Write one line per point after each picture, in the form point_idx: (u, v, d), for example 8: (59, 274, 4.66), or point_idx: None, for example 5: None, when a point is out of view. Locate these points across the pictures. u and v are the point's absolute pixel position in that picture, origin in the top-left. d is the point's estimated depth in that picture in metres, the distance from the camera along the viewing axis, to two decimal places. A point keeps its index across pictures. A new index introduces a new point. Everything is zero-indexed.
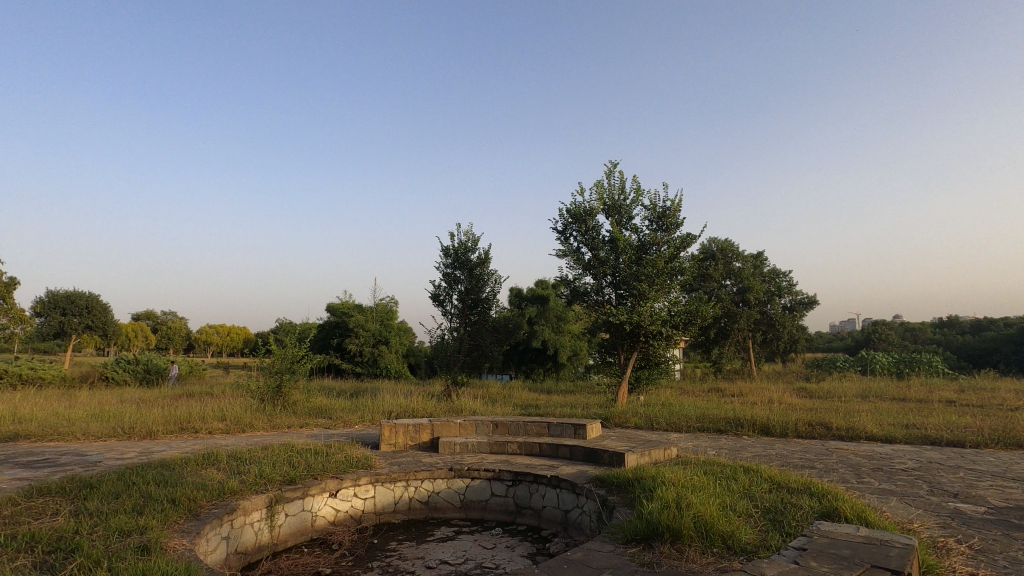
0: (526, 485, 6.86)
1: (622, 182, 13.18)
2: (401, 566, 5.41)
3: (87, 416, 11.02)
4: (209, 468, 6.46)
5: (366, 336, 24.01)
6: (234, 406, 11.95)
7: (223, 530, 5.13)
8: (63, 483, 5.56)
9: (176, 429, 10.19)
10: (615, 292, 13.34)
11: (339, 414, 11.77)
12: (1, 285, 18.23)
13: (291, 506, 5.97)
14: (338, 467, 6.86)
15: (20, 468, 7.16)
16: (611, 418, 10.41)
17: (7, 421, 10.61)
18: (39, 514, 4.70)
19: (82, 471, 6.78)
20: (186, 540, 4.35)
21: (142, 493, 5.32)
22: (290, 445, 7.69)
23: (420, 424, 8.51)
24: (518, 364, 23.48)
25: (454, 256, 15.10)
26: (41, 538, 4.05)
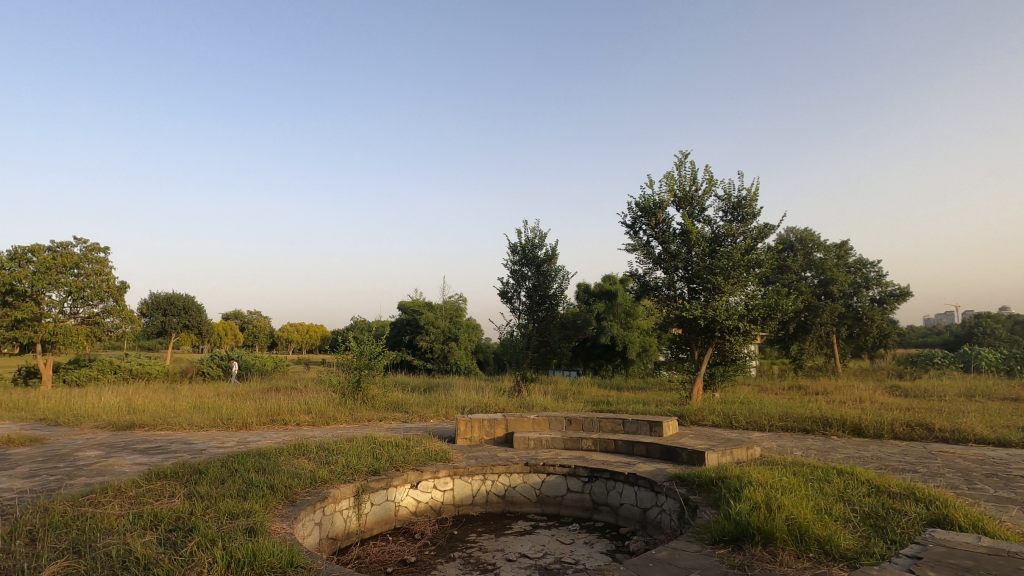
0: (602, 482, 6.82)
1: (694, 173, 12.74)
2: (482, 558, 5.53)
3: (189, 407, 12.00)
4: (300, 457, 6.87)
5: (436, 333, 24.64)
6: (318, 400, 12.61)
7: (317, 516, 5.44)
8: (177, 468, 6.10)
9: (268, 421, 10.91)
10: (687, 286, 12.93)
11: (415, 409, 12.17)
12: (114, 288, 20.18)
13: (375, 495, 6.23)
14: (418, 459, 7.09)
15: (138, 453, 7.92)
16: (687, 416, 10.12)
17: (124, 411, 11.76)
18: (159, 495, 5.18)
19: (191, 458, 7.40)
20: (286, 524, 4.66)
21: (244, 479, 5.73)
22: (372, 438, 8.03)
23: (495, 419, 8.65)
24: (587, 360, 23.32)
25: (522, 253, 15.19)
26: (163, 518, 4.45)
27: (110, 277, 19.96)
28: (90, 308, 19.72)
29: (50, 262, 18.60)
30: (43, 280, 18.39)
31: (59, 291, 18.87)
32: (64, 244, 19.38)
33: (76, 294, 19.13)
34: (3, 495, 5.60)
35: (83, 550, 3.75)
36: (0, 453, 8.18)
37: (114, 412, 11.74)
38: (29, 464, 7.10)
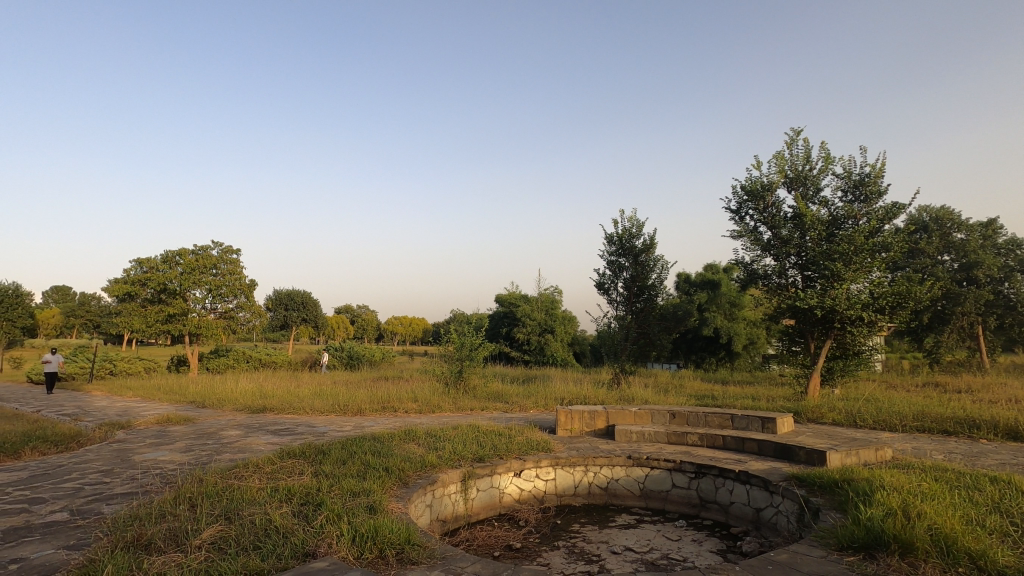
0: (710, 479, 6.56)
1: (808, 150, 11.77)
2: (586, 549, 5.53)
3: (311, 394, 13.09)
4: (410, 442, 7.27)
5: (533, 325, 24.92)
6: (424, 389, 13.24)
7: (428, 498, 5.72)
8: (306, 449, 6.69)
9: (380, 408, 11.64)
10: (802, 274, 11.99)
11: (515, 399, 12.42)
12: (245, 285, 22.43)
13: (481, 481, 6.43)
14: (521, 448, 7.23)
15: (271, 434, 8.80)
16: (804, 413, 9.42)
17: (257, 397, 13.08)
18: (291, 472, 5.72)
19: (315, 440, 8.10)
20: (402, 504, 4.96)
21: (362, 461, 6.18)
22: (475, 426, 8.31)
23: (596, 410, 8.60)
24: (688, 353, 22.49)
25: (618, 243, 14.90)
26: (296, 492, 4.92)
27: (242, 275, 22.22)
28: (226, 304, 22.09)
29: (195, 264, 21.06)
30: (189, 280, 20.90)
31: (201, 289, 21.35)
32: (205, 247, 21.83)
33: (215, 292, 21.55)
34: (167, 466, 6.47)
35: (233, 517, 4.23)
36: (163, 430, 9.45)
37: (249, 396, 13.12)
38: (185, 440, 8.14)
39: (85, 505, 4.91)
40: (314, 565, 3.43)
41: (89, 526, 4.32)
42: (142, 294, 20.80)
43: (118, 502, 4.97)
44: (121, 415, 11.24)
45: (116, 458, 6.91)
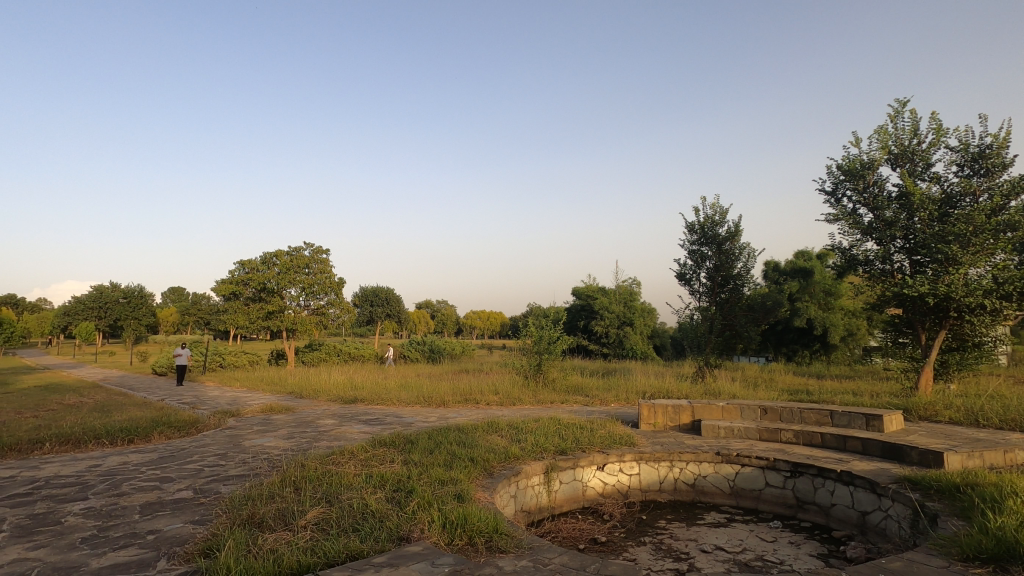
0: (809, 479, 6.19)
1: (916, 123, 10.72)
2: (674, 546, 5.39)
3: (397, 386, 13.67)
4: (493, 434, 7.41)
5: (611, 318, 24.57)
6: (504, 382, 13.43)
7: (512, 489, 5.80)
8: (395, 438, 6.99)
9: (463, 400, 11.93)
10: (910, 259, 10.96)
11: (596, 393, 12.31)
12: (334, 282, 23.73)
13: (564, 474, 6.44)
14: (603, 441, 7.15)
15: (363, 423, 9.29)
16: (915, 410, 8.65)
17: (349, 388, 13.83)
18: (382, 460, 6.01)
19: (403, 430, 8.45)
20: (488, 494, 5.08)
21: (448, 451, 6.37)
22: (557, 419, 8.32)
23: (680, 405, 8.35)
24: (779, 346, 21.25)
25: (700, 231, 14.35)
26: (388, 479, 5.16)
27: (332, 274, 23.55)
28: (318, 301, 23.48)
29: (290, 264, 22.57)
30: (285, 279, 22.44)
31: (296, 287, 22.86)
32: (298, 248, 23.33)
33: (308, 289, 23.00)
34: (273, 451, 7.00)
35: (333, 500, 4.51)
36: (267, 418, 10.23)
37: (341, 388, 13.89)
38: (287, 428, 8.78)
39: (206, 485, 5.42)
40: (409, 549, 3.58)
41: (210, 504, 4.76)
42: (244, 293, 22.57)
43: (233, 483, 5.45)
44: (231, 404, 12.31)
45: (229, 443, 7.58)
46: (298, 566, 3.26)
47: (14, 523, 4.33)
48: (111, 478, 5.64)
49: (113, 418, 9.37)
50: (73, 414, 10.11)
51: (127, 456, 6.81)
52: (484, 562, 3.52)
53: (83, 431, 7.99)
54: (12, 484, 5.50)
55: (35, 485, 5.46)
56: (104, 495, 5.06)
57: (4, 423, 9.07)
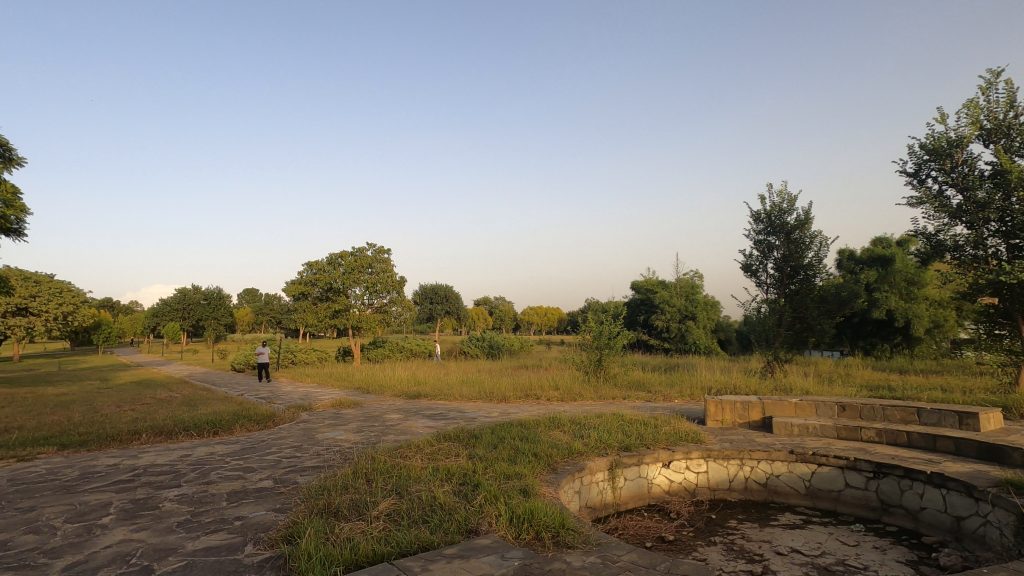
0: (893, 480, 5.81)
1: (1011, 94, 9.79)
2: (747, 547, 5.21)
3: (458, 382, 13.92)
4: (556, 429, 7.41)
5: (672, 312, 23.99)
6: (564, 377, 13.40)
7: (576, 485, 5.77)
8: (460, 433, 7.12)
9: (523, 395, 12.00)
10: (1006, 242, 10.05)
11: (658, 388, 12.07)
12: (395, 281, 24.41)
13: (629, 471, 6.35)
14: (669, 438, 7.00)
15: (427, 418, 9.52)
16: (1015, 408, 7.95)
17: (413, 384, 14.22)
18: (448, 454, 6.14)
19: (467, 425, 8.60)
20: (552, 489, 5.08)
21: (512, 446, 6.43)
22: (620, 415, 8.21)
23: (749, 401, 8.05)
24: (855, 339, 20.02)
25: (767, 221, 13.75)
26: (454, 473, 5.26)
27: (394, 273, 24.23)
28: (381, 299, 24.23)
29: (354, 264, 23.42)
30: (350, 279, 23.31)
31: (360, 287, 23.70)
32: (361, 249, 24.15)
33: (371, 288, 23.78)
34: (344, 444, 7.31)
35: (403, 492, 4.66)
36: (338, 412, 10.68)
37: (406, 383, 14.30)
38: (356, 422, 9.14)
39: (284, 475, 5.73)
40: (478, 541, 3.64)
41: (290, 493, 5.03)
42: (313, 293, 23.62)
43: (309, 474, 5.73)
44: (303, 399, 12.94)
45: (304, 436, 7.97)
46: (373, 554, 3.39)
47: (120, 507, 4.74)
48: (200, 468, 6.06)
49: (200, 411, 10.08)
50: (164, 408, 10.95)
51: (213, 446, 7.30)
52: (552, 556, 3.53)
53: (174, 423, 8.64)
54: (116, 471, 6.02)
55: (135, 471, 5.97)
56: (195, 483, 5.45)
57: (107, 415, 9.95)
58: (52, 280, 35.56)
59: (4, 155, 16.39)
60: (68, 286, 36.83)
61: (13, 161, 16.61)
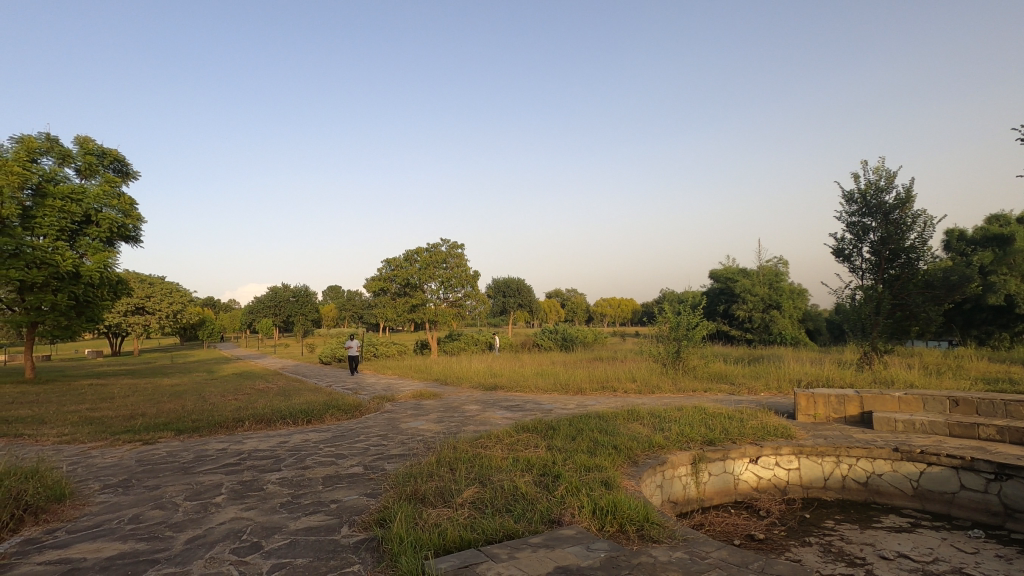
0: (1019, 483, 5.26)
1: None
2: (846, 549, 4.89)
3: (534, 374, 14.01)
4: (635, 422, 7.29)
5: (755, 302, 22.81)
6: (641, 369, 13.13)
7: (658, 478, 5.63)
8: (538, 424, 7.16)
9: (600, 387, 11.89)
10: None
11: (742, 381, 11.57)
12: (469, 275, 24.87)
13: (713, 466, 6.13)
14: (756, 433, 6.69)
15: (505, 409, 9.67)
16: None
17: (490, 376, 14.47)
18: (528, 445, 6.20)
19: (544, 416, 8.64)
20: (634, 482, 5.00)
21: (591, 437, 6.39)
22: (702, 408, 7.92)
23: (846, 395, 7.52)
24: (967, 328, 18.21)
25: (861, 201, 12.77)
26: (534, 463, 5.30)
27: (468, 268, 24.71)
28: (455, 293, 24.80)
29: (429, 260, 24.09)
30: (426, 274, 24.03)
31: (435, 281, 24.36)
32: (436, 245, 24.78)
33: (446, 283, 24.39)
34: (426, 434, 7.57)
35: (486, 481, 4.76)
36: (419, 403, 11.08)
37: (482, 375, 14.58)
38: (437, 413, 9.43)
39: (373, 462, 6.03)
40: (563, 532, 3.66)
41: (379, 479, 5.29)
42: (391, 289, 24.56)
43: (395, 462, 5.99)
44: (386, 390, 13.53)
45: (388, 425, 8.33)
46: (461, 540, 3.49)
47: (230, 487, 5.17)
48: (297, 453, 6.50)
49: (294, 402, 10.77)
50: (263, 397, 11.81)
51: (308, 434, 7.80)
52: (638, 550, 3.48)
53: (272, 412, 9.30)
54: (225, 455, 6.57)
55: (241, 456, 6.49)
56: (294, 467, 5.85)
57: (214, 404, 10.86)
58: (163, 282, 39.28)
59: (122, 170, 18.20)
60: (177, 287, 40.48)
61: (129, 175, 18.40)
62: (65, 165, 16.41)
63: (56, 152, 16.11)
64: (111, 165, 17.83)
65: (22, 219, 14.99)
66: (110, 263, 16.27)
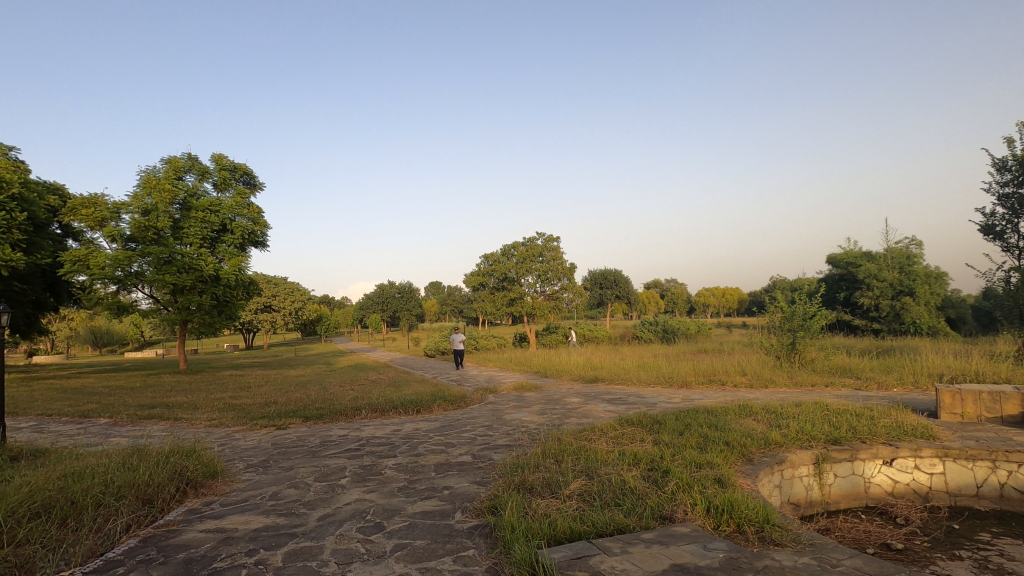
0: None
1: None
2: (1008, 567, 4.31)
3: (635, 366, 13.73)
4: (747, 417, 6.90)
5: (881, 288, 20.68)
6: (752, 362, 12.41)
7: (776, 478, 5.28)
8: (642, 418, 6.99)
9: (707, 381, 11.40)
10: None
11: (871, 375, 10.55)
12: (565, 267, 24.81)
13: (839, 467, 5.64)
14: (890, 433, 6.06)
15: (607, 402, 9.56)
16: None
17: (590, 368, 14.39)
18: (632, 439, 6.08)
19: (648, 410, 8.43)
20: (750, 481, 4.73)
21: (700, 433, 6.14)
22: (823, 404, 7.32)
23: (1001, 392, 6.60)
24: None
25: (1018, 169, 11.10)
26: (641, 458, 5.19)
27: (564, 260, 24.65)
28: (552, 286, 24.84)
29: (526, 254, 24.35)
30: (522, 268, 24.32)
31: (532, 275, 24.56)
32: (532, 239, 24.97)
33: (543, 277, 24.49)
34: (530, 425, 7.68)
35: (592, 474, 4.75)
36: (520, 395, 11.27)
37: (582, 368, 14.52)
38: (539, 404, 9.54)
39: (480, 452, 6.22)
40: (676, 529, 3.55)
41: (487, 468, 5.45)
42: (489, 283, 25.21)
43: (502, 452, 6.14)
44: (488, 382, 13.92)
45: (493, 416, 8.55)
46: (571, 532, 3.50)
47: (353, 471, 5.60)
48: (410, 441, 6.87)
49: (404, 392, 11.40)
50: (376, 388, 12.62)
51: (418, 423, 8.22)
52: (759, 552, 3.30)
53: (385, 401, 9.90)
54: (347, 441, 7.10)
55: (360, 442, 6.98)
56: (408, 454, 6.19)
57: (335, 394, 11.78)
58: (286, 282, 43.27)
59: (250, 182, 20.18)
60: (297, 286, 44.30)
61: (257, 186, 20.38)
62: (204, 181, 18.51)
63: (197, 169, 18.20)
64: (241, 178, 19.82)
65: (172, 230, 17.14)
66: (243, 266, 18.11)
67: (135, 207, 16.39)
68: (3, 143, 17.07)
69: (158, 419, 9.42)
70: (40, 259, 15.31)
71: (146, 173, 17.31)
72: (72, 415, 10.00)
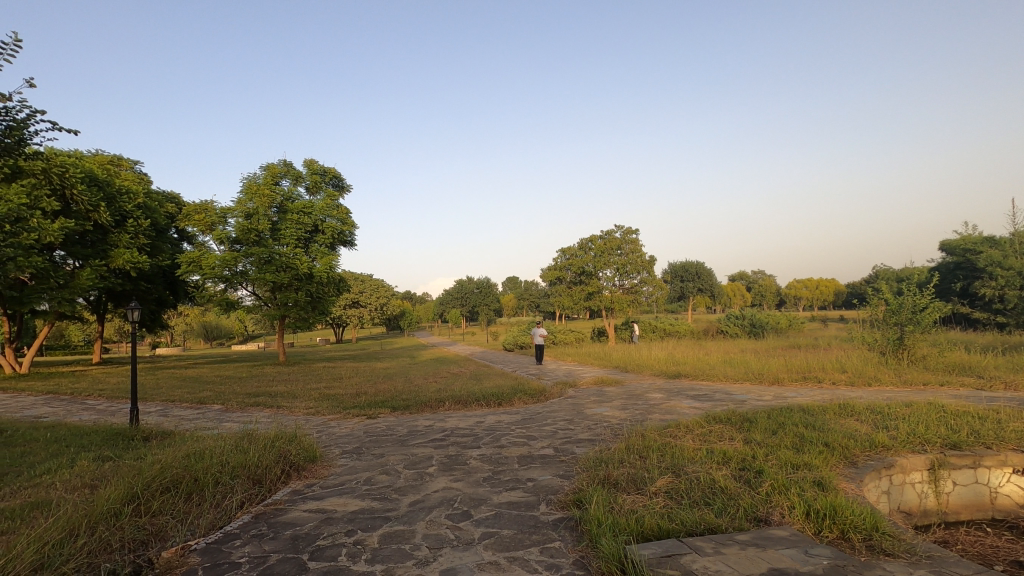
0: None
1: None
2: None
3: (721, 362, 13.18)
4: (849, 417, 6.42)
5: (1006, 277, 18.14)
6: (852, 358, 11.53)
7: (884, 483, 4.88)
8: (731, 415, 6.70)
9: (801, 377, 10.74)
10: None
11: (996, 373, 9.49)
12: (644, 260, 24.20)
13: (959, 474, 5.11)
14: (1020, 438, 5.43)
15: (692, 398, 9.25)
16: None
17: (672, 363, 13.98)
18: (721, 436, 5.85)
19: (737, 407, 8.08)
20: (854, 485, 4.40)
21: (795, 432, 5.79)
22: (938, 405, 6.67)
23: None
24: None
25: None
26: (731, 457, 4.98)
27: (643, 253, 24.04)
28: (631, 279, 24.32)
29: (604, 247, 24.01)
30: (600, 261, 24.01)
31: (611, 269, 24.18)
32: (610, 231, 24.58)
33: (621, 270, 24.05)
34: (612, 420, 7.59)
35: (679, 471, 4.61)
36: (600, 390, 11.16)
37: (664, 363, 14.13)
38: (621, 399, 9.39)
39: (562, 445, 6.22)
40: (773, 532, 3.38)
41: (570, 462, 5.45)
42: (567, 277, 25.11)
43: (584, 446, 6.11)
44: (567, 376, 13.91)
45: (574, 410, 8.52)
46: (659, 529, 3.43)
47: (439, 460, 5.80)
48: (493, 433, 7.01)
49: (485, 385, 11.63)
50: (457, 381, 12.97)
51: (500, 415, 8.35)
52: (868, 562, 3.08)
53: (467, 394, 10.15)
54: (432, 431, 7.37)
55: (445, 432, 7.22)
56: (490, 446, 6.32)
57: (419, 386, 12.24)
58: (372, 278, 45.41)
59: (339, 185, 21.27)
60: (382, 283, 46.36)
61: (345, 189, 21.49)
62: (297, 185, 19.76)
63: (290, 174, 19.47)
64: (330, 181, 20.94)
65: (271, 232, 18.48)
66: (334, 265, 19.15)
67: (239, 212, 17.85)
68: (129, 159, 19.16)
69: (263, 406, 10.23)
70: (161, 261, 17.07)
71: (248, 180, 18.77)
72: (191, 402, 11.08)
